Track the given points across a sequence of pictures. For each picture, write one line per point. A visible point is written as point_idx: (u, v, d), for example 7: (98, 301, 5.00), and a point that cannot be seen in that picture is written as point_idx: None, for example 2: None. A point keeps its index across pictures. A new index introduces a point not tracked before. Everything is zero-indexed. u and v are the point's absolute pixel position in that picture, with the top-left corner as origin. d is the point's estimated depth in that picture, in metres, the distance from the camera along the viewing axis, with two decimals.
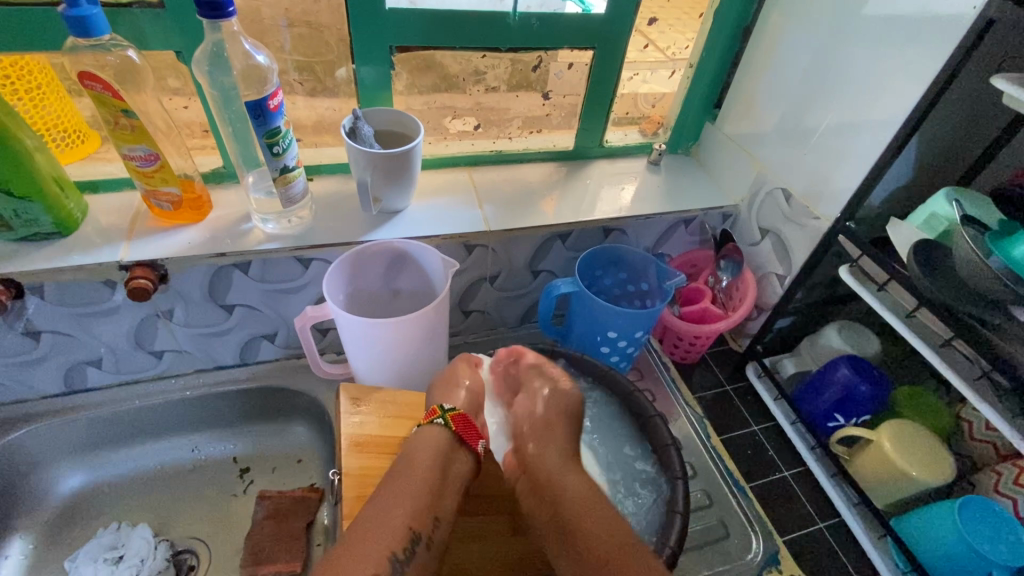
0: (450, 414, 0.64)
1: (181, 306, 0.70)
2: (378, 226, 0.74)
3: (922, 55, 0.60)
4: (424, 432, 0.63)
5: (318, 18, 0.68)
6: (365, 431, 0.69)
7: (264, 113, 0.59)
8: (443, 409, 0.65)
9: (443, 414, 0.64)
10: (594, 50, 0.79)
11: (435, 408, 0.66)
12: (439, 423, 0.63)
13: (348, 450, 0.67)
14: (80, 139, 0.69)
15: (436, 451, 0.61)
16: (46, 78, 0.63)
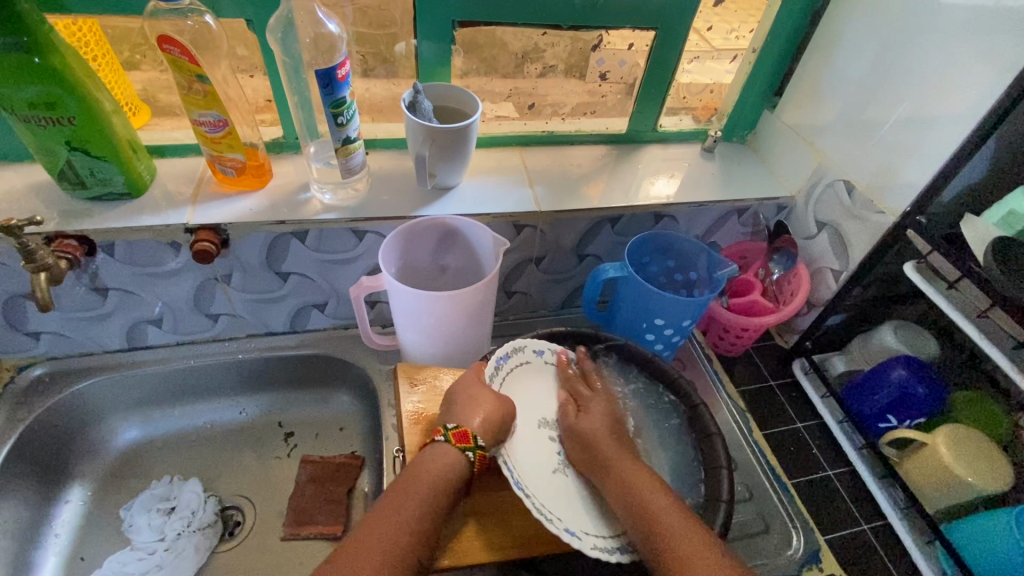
0: (479, 452, 0.59)
1: (239, 271, 0.73)
2: (430, 202, 0.74)
3: (1012, 41, 0.56)
4: (448, 450, 0.59)
5: None
6: (423, 409, 0.69)
7: (332, 83, 0.59)
8: (475, 442, 0.59)
9: (473, 449, 0.58)
10: (655, 30, 0.77)
11: (467, 430, 0.59)
12: (467, 457, 0.58)
13: (407, 425, 0.68)
14: (131, 112, 0.71)
15: (454, 459, 0.58)
16: (103, 52, 0.65)
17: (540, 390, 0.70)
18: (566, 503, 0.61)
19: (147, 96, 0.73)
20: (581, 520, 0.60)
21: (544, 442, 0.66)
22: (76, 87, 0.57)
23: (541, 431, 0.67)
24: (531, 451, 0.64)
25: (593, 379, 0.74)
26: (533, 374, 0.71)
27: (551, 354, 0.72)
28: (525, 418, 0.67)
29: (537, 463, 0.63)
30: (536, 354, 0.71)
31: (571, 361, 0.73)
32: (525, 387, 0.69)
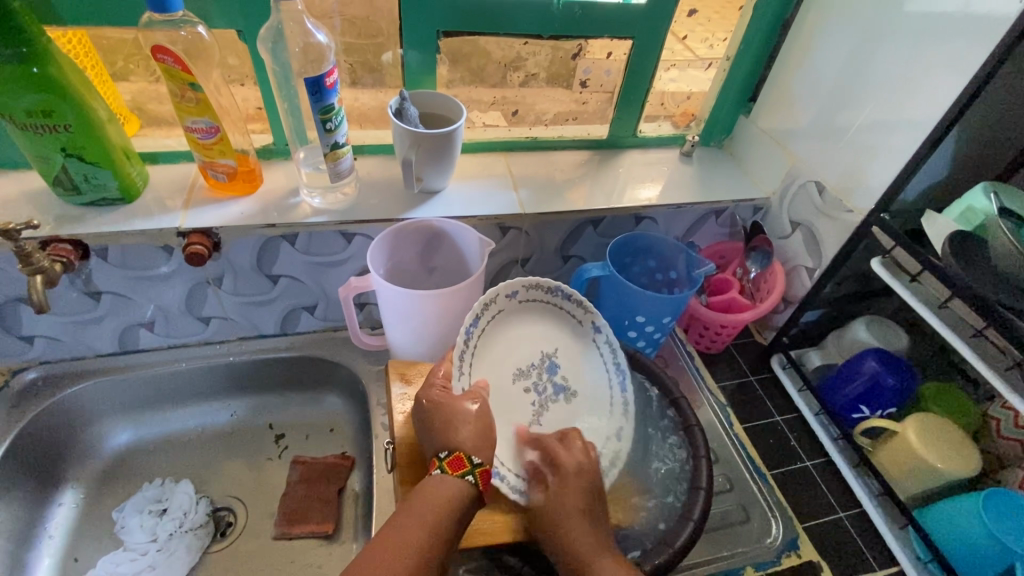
0: (479, 472, 0.57)
1: (230, 274, 0.74)
2: (417, 205, 0.76)
3: (964, 47, 0.60)
4: (448, 481, 0.56)
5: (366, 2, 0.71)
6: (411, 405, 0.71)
7: (320, 90, 0.62)
8: (472, 463, 0.57)
9: (472, 470, 0.56)
10: (632, 40, 0.80)
11: (463, 456, 0.57)
12: (467, 481, 0.56)
13: (398, 419, 0.70)
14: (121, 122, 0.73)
15: (447, 491, 0.55)
16: (92, 64, 0.67)
17: (514, 330, 0.70)
18: None
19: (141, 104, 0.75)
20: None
21: (519, 393, 0.69)
22: (72, 95, 0.59)
23: (516, 381, 0.69)
24: (507, 402, 0.68)
25: (572, 304, 0.73)
26: (505, 315, 0.69)
27: (525, 291, 0.70)
28: (501, 369, 0.69)
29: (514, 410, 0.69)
30: (509, 295, 0.68)
31: (548, 289, 0.71)
32: (502, 334, 0.69)
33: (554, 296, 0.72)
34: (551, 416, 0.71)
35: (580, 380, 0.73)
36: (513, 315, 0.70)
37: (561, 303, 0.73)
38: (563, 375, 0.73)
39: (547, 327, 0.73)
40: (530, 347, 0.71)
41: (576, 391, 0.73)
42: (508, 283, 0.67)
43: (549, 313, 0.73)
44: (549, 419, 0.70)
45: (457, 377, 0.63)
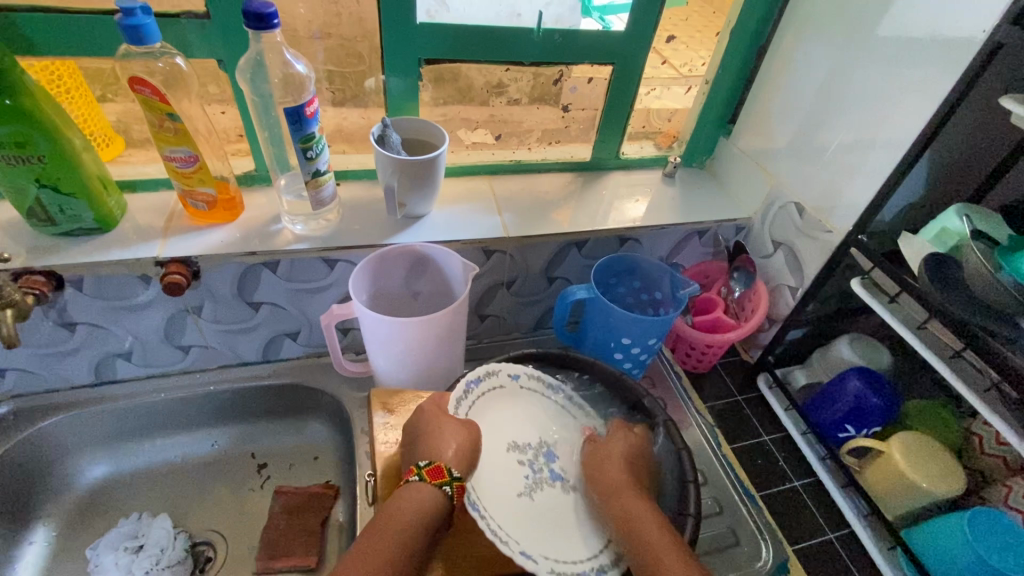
0: (457, 484, 0.59)
1: (210, 302, 0.73)
2: (401, 230, 0.76)
3: (932, 74, 0.61)
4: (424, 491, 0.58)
5: (346, 30, 0.71)
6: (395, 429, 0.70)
7: (301, 120, 0.62)
8: (450, 475, 0.59)
9: (449, 482, 0.58)
10: (613, 65, 0.82)
11: (441, 466, 0.59)
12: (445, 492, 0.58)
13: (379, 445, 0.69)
14: (104, 143, 0.72)
15: (418, 506, 0.57)
16: (75, 83, 0.66)
17: (515, 415, 0.72)
18: (527, 537, 0.61)
19: (119, 131, 0.74)
20: (539, 544, 0.61)
21: (513, 465, 0.68)
22: (47, 127, 0.58)
23: (510, 454, 0.68)
24: (499, 472, 0.66)
25: (569, 404, 0.75)
26: (506, 397, 0.72)
27: (526, 378, 0.74)
28: (496, 441, 0.69)
29: (506, 484, 0.66)
30: (511, 378, 0.72)
31: (547, 383, 0.75)
32: (497, 411, 0.71)
33: (552, 393, 0.75)
34: (543, 501, 0.66)
35: (578, 472, 0.70)
36: (514, 399, 0.73)
37: (559, 401, 0.75)
38: (562, 468, 0.70)
39: (546, 420, 0.73)
40: (528, 432, 0.71)
41: (574, 484, 0.69)
42: (510, 365, 0.72)
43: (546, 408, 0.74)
44: (542, 502, 0.66)
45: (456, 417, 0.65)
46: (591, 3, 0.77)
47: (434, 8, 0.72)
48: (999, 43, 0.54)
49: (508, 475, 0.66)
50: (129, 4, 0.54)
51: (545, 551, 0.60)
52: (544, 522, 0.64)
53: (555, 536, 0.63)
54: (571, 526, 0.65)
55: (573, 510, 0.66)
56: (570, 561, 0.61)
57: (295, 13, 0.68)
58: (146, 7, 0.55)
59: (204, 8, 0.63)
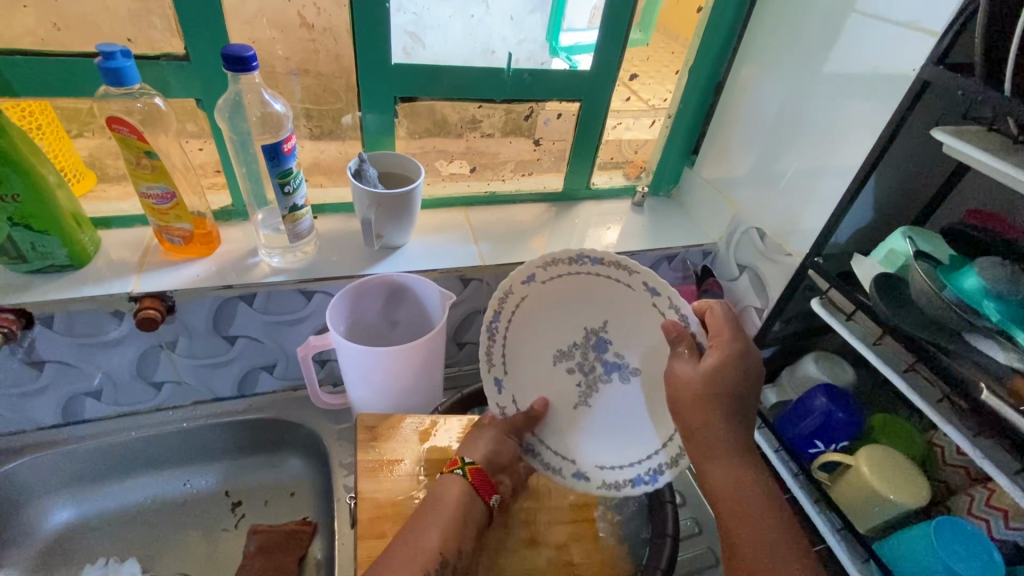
0: (469, 467, 0.62)
1: (185, 337, 0.73)
2: (377, 261, 0.77)
3: (870, 108, 0.67)
4: (443, 483, 0.62)
5: (323, 68, 0.74)
6: (374, 459, 0.69)
7: (278, 156, 0.63)
8: (462, 460, 0.63)
9: (461, 466, 0.62)
10: (580, 101, 0.86)
11: (456, 457, 0.64)
12: (458, 475, 0.62)
13: (361, 476, 0.68)
14: (76, 179, 0.72)
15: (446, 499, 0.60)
16: (47, 118, 0.66)
17: (549, 311, 0.69)
18: (585, 445, 0.68)
19: (93, 169, 0.75)
20: (595, 452, 0.68)
21: (564, 375, 0.70)
22: (22, 166, 0.58)
23: (558, 365, 0.70)
24: (553, 386, 0.70)
25: (606, 267, 0.65)
26: (530, 300, 0.67)
27: (540, 271, 0.65)
28: (539, 355, 0.70)
29: (560, 393, 0.70)
30: (526, 280, 0.65)
31: (572, 260, 0.65)
32: (527, 318, 0.68)
33: (583, 265, 0.66)
34: (602, 399, 0.69)
35: (637, 356, 0.68)
36: (537, 296, 0.67)
37: (596, 270, 0.66)
38: (617, 352, 0.69)
39: (593, 304, 0.68)
40: (573, 329, 0.69)
41: (635, 367, 0.68)
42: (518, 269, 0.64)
43: (585, 282, 0.67)
44: (602, 400, 0.69)
45: (485, 364, 0.67)
46: (558, 43, 0.82)
47: (410, 45, 0.75)
48: (926, 80, 0.57)
49: (564, 381, 0.70)
50: (110, 48, 0.55)
51: (600, 460, 0.68)
52: (603, 425, 0.69)
53: (615, 435, 0.68)
54: (636, 422, 0.68)
55: (637, 399, 0.68)
56: (625, 466, 0.67)
57: (273, 54, 0.71)
58: (127, 51, 0.56)
59: (184, 50, 0.65)
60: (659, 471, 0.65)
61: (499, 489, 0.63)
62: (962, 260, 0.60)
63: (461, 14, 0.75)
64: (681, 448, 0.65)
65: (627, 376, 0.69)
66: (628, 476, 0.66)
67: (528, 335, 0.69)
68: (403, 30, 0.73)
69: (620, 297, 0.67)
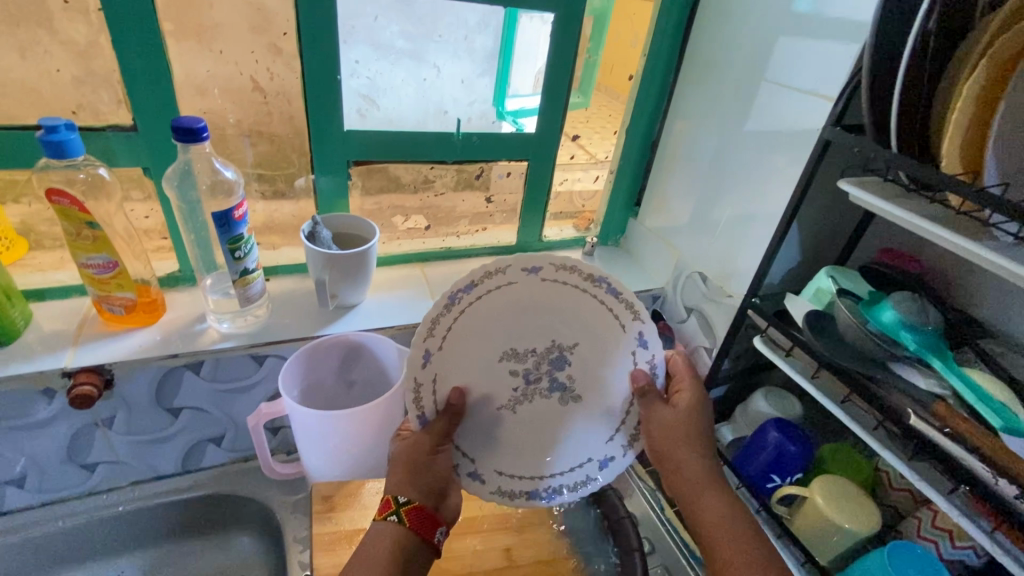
0: (404, 510, 0.56)
1: (124, 413, 0.69)
2: (333, 321, 0.76)
3: (786, 162, 0.74)
4: (375, 530, 0.56)
5: (275, 130, 0.75)
6: (332, 532, 0.66)
7: (229, 223, 0.63)
8: (397, 502, 0.56)
9: (396, 510, 0.56)
10: (528, 160, 0.91)
11: (389, 497, 0.57)
12: (393, 521, 0.55)
13: (318, 550, 0.64)
14: (6, 247, 0.66)
15: (386, 548, 0.54)
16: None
17: (524, 312, 0.62)
18: (490, 454, 0.66)
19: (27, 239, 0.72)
20: (498, 461, 0.66)
21: (504, 375, 0.64)
22: None
23: (501, 363, 0.64)
24: (485, 385, 0.64)
25: (616, 301, 0.61)
26: (515, 293, 0.61)
27: (549, 270, 0.60)
28: (489, 346, 0.63)
29: (493, 394, 0.65)
30: (530, 273, 0.60)
31: (588, 278, 0.61)
32: (499, 310, 0.61)
33: (596, 287, 0.61)
34: (532, 409, 0.66)
35: (589, 383, 0.65)
36: (529, 292, 0.61)
37: (604, 298, 0.61)
38: (569, 377, 0.65)
39: (575, 326, 0.63)
40: (540, 335, 0.63)
41: (578, 394, 0.65)
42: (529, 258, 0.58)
43: (578, 302, 0.62)
44: (527, 411, 0.65)
45: (431, 337, 0.59)
46: (504, 108, 0.87)
47: (365, 108, 0.78)
48: (828, 140, 0.63)
49: (497, 381, 0.64)
50: (53, 122, 0.55)
51: (500, 466, 0.66)
52: (521, 436, 0.66)
53: (529, 450, 0.66)
54: (552, 437, 0.66)
55: (562, 423, 0.66)
56: (525, 477, 0.66)
57: (225, 121, 0.72)
58: (70, 124, 0.56)
59: (132, 121, 0.66)
60: (557, 491, 0.66)
61: (442, 521, 0.59)
62: (879, 294, 0.65)
63: (413, 79, 0.79)
64: (587, 475, 0.66)
65: (567, 399, 0.65)
66: (528, 487, 0.66)
67: (489, 332, 0.62)
68: (357, 93, 0.76)
69: (603, 336, 0.63)
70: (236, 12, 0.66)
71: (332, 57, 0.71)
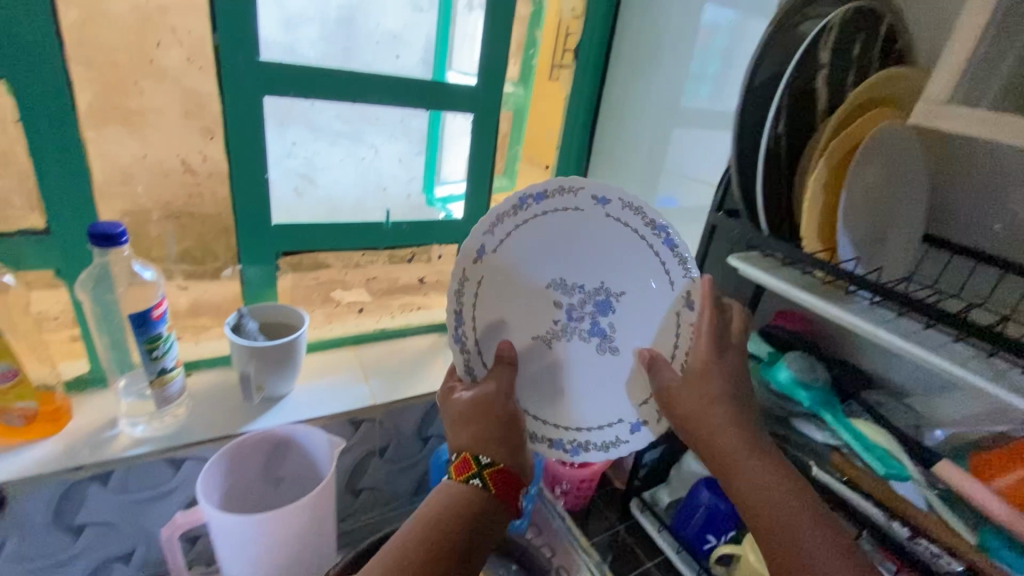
0: (488, 474, 0.50)
1: (14, 538, 0.61)
2: (259, 415, 0.74)
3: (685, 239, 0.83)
4: (451, 487, 0.50)
5: (204, 209, 0.76)
6: None
7: (146, 323, 0.62)
8: (478, 464, 0.51)
9: (478, 471, 0.50)
10: (458, 243, 0.96)
11: (469, 457, 0.52)
12: (474, 484, 0.50)
13: None
14: None
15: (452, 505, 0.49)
16: None
17: (580, 245, 0.63)
18: (530, 400, 0.65)
19: None
20: (536, 405, 0.65)
21: (546, 304, 0.65)
22: None
23: (546, 292, 0.65)
24: (528, 314, 0.65)
25: (669, 256, 0.60)
26: (580, 223, 0.61)
27: (615, 206, 0.60)
28: (541, 271, 0.64)
29: (534, 321, 0.65)
30: (596, 205, 0.60)
31: (649, 224, 0.60)
32: (561, 236, 0.62)
33: (653, 236, 0.60)
34: (565, 350, 0.66)
35: (626, 339, 0.65)
36: (592, 222, 0.61)
37: (657, 250, 0.61)
38: (612, 324, 0.65)
39: (624, 272, 0.63)
40: (591, 275, 0.64)
41: (615, 347, 0.65)
42: (600, 187, 0.59)
43: (634, 247, 0.62)
44: (563, 349, 0.66)
45: (489, 235, 0.61)
46: (434, 195, 0.94)
47: (303, 185, 0.82)
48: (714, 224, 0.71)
49: (540, 309, 0.65)
50: None
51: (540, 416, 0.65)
52: (553, 384, 0.65)
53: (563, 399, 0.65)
54: (591, 391, 0.65)
55: (603, 373, 0.65)
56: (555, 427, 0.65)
57: (148, 218, 0.73)
58: None
59: (45, 224, 0.65)
60: (581, 448, 0.64)
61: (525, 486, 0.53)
62: (776, 355, 0.72)
63: (352, 157, 0.85)
64: (617, 435, 0.64)
65: (603, 349, 0.65)
66: (558, 434, 0.65)
67: (551, 255, 0.63)
68: (295, 172, 0.81)
69: (645, 288, 0.63)
70: (169, 98, 0.69)
71: (260, 140, 0.73)
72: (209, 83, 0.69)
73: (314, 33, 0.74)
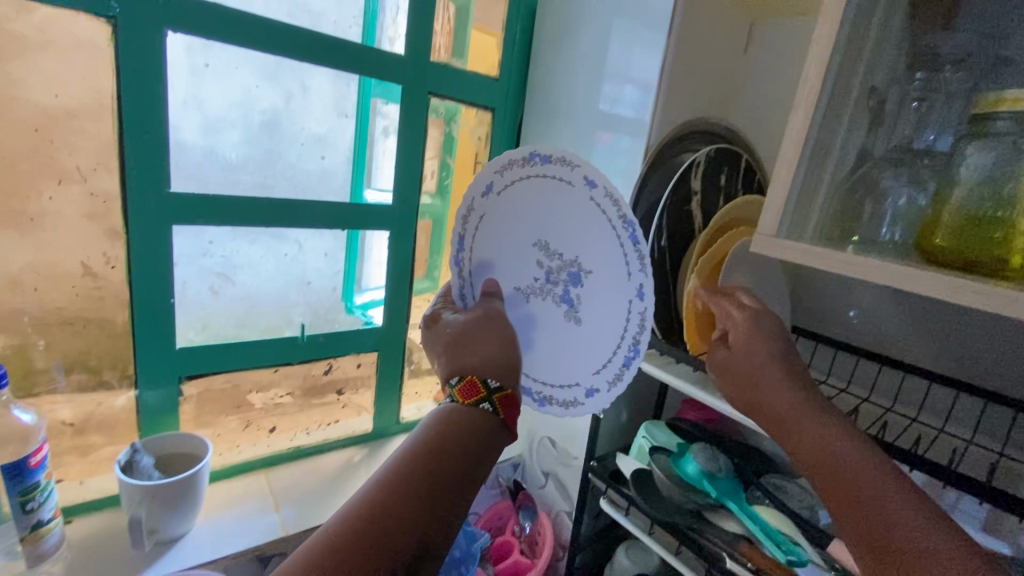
0: (498, 399, 0.41)
1: None
2: (151, 563, 0.68)
3: None
4: (458, 411, 0.40)
5: (102, 313, 0.72)
6: None
7: (21, 472, 0.60)
8: (487, 387, 0.41)
9: (487, 396, 0.41)
10: (378, 351, 0.97)
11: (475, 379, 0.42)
12: (485, 411, 0.40)
13: None
14: None
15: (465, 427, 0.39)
16: None
17: (571, 206, 0.56)
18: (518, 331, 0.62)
19: None
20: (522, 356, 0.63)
21: (529, 262, 0.60)
22: None
23: (531, 249, 0.59)
24: (514, 270, 0.60)
25: (632, 250, 0.53)
26: (564, 194, 0.56)
27: (602, 197, 0.53)
28: (529, 225, 0.59)
29: (515, 273, 0.60)
30: (584, 187, 0.54)
31: (621, 219, 0.53)
32: (541, 198, 0.57)
33: (623, 230, 0.53)
34: (540, 308, 0.61)
35: (607, 310, 0.57)
36: (573, 199, 0.55)
37: (623, 244, 0.54)
38: (581, 296, 0.58)
39: (600, 246, 0.56)
40: (569, 243, 0.58)
41: (580, 318, 0.59)
42: (595, 169, 0.53)
43: (603, 232, 0.55)
44: (540, 307, 0.61)
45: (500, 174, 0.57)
46: (353, 302, 0.95)
47: (218, 284, 0.81)
48: None
49: (523, 267, 0.60)
50: None
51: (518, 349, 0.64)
52: (538, 343, 0.62)
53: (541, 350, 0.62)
54: (563, 353, 0.61)
55: (573, 342, 0.60)
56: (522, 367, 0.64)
57: (32, 347, 0.69)
58: None
59: None
60: (546, 400, 0.63)
61: None
62: (685, 444, 0.76)
63: (273, 254, 0.84)
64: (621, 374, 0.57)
65: (573, 317, 0.60)
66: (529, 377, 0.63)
67: (536, 215, 0.58)
68: (210, 271, 0.79)
69: (618, 268, 0.55)
70: (70, 201, 0.67)
71: (168, 241, 0.73)
72: (112, 185, 0.68)
73: (236, 135, 0.78)
